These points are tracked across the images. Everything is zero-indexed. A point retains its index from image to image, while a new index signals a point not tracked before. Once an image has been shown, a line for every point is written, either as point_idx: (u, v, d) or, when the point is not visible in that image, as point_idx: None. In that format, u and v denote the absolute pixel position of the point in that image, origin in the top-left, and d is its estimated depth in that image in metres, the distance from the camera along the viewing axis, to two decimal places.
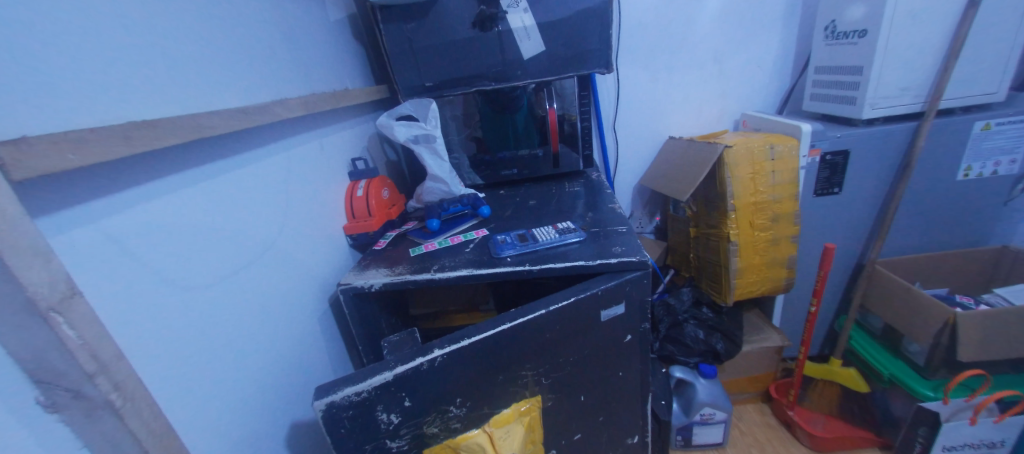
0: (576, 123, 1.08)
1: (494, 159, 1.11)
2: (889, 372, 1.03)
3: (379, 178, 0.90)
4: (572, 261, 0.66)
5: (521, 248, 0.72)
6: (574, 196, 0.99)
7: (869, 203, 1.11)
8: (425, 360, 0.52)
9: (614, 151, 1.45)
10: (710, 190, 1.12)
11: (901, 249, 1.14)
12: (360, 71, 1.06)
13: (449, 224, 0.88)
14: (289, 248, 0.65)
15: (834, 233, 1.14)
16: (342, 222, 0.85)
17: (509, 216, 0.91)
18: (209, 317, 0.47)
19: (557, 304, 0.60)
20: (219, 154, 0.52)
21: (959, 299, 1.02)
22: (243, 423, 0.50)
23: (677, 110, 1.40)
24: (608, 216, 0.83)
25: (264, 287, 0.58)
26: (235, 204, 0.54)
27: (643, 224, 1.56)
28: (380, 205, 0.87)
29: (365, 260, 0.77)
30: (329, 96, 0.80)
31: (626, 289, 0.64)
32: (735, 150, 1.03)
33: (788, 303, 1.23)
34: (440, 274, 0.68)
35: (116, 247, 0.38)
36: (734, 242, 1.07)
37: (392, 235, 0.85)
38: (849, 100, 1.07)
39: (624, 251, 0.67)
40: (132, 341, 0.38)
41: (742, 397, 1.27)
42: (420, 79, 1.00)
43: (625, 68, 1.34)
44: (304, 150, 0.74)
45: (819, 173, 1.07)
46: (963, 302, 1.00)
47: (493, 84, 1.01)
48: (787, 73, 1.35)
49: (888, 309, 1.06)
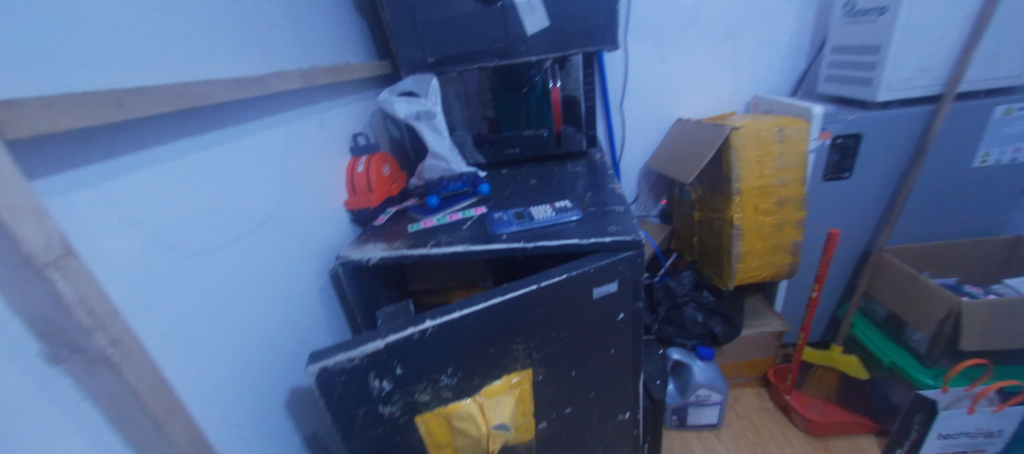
0: (579, 103, 1.06)
1: (498, 138, 1.09)
2: (890, 360, 1.03)
3: (380, 154, 0.91)
4: (566, 239, 0.66)
5: (518, 226, 0.72)
6: (576, 176, 0.99)
7: (879, 189, 1.08)
8: (416, 330, 0.53)
9: (620, 132, 1.43)
10: (716, 172, 1.11)
11: (910, 238, 1.12)
12: (363, 46, 1.05)
13: (449, 202, 0.88)
14: (289, 220, 0.67)
15: (841, 219, 1.12)
16: (343, 197, 0.86)
17: (508, 194, 0.91)
18: (206, 283, 0.49)
19: (548, 280, 0.60)
20: (215, 125, 0.53)
21: (967, 288, 1.00)
22: (241, 384, 0.52)
23: (686, 92, 1.36)
24: (608, 196, 0.83)
25: (262, 257, 0.59)
26: (233, 174, 0.55)
27: (648, 207, 1.55)
28: (381, 181, 0.87)
29: (364, 235, 0.79)
30: (329, 70, 0.80)
31: (619, 268, 0.64)
32: (742, 132, 1.01)
33: (791, 288, 1.21)
34: (436, 249, 0.70)
35: (115, 212, 0.39)
36: (737, 226, 1.06)
37: (391, 211, 0.86)
38: (864, 82, 1.03)
39: (620, 230, 0.67)
40: (132, 301, 0.39)
41: (740, 380, 1.28)
42: (422, 55, 0.99)
43: (634, 47, 1.30)
44: (304, 124, 0.74)
45: (829, 157, 1.05)
46: (971, 291, 0.98)
47: (496, 61, 1.00)
48: (802, 54, 1.30)
49: (893, 297, 1.05)
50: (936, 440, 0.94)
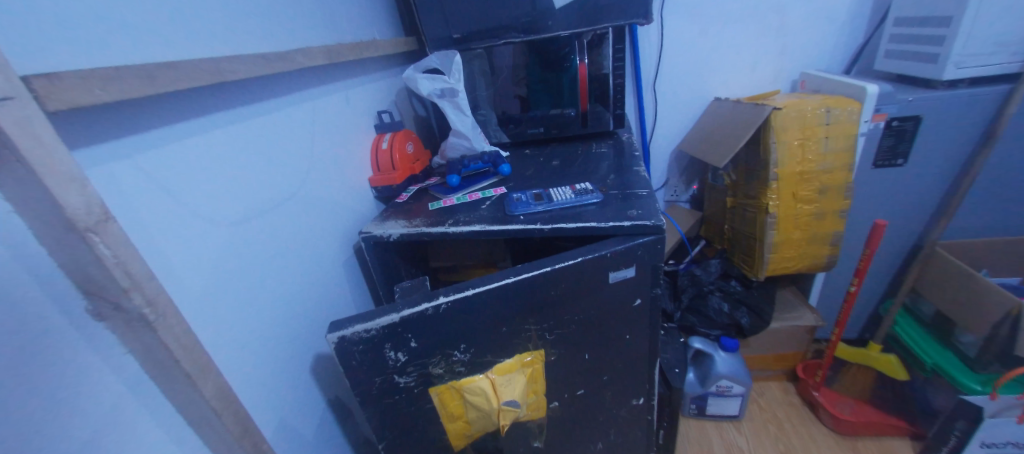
0: (608, 81, 1.02)
1: (523, 117, 1.07)
2: (933, 362, 0.98)
3: (404, 132, 0.92)
4: (585, 222, 0.65)
5: (537, 207, 0.72)
6: (601, 157, 0.96)
7: (937, 178, 0.98)
8: (430, 306, 0.54)
9: (652, 112, 1.37)
10: (752, 156, 1.05)
11: (969, 232, 1.02)
12: (389, 22, 1.05)
13: (469, 181, 0.88)
14: (315, 194, 0.69)
15: (890, 210, 1.04)
16: (368, 174, 0.88)
17: (530, 175, 0.89)
18: (235, 252, 0.52)
19: (564, 262, 0.59)
20: (244, 100, 0.55)
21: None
22: (269, 348, 0.56)
23: (725, 69, 1.28)
24: (632, 178, 0.80)
25: (290, 229, 0.62)
26: (261, 149, 0.57)
27: (678, 192, 1.49)
28: (404, 159, 0.89)
29: (386, 212, 0.81)
30: (355, 47, 0.80)
31: (637, 254, 0.62)
32: (784, 113, 0.95)
33: (828, 281, 1.15)
34: (454, 228, 0.70)
35: (150, 181, 0.42)
36: (772, 214, 1.01)
37: (414, 189, 0.87)
38: (929, 58, 0.93)
39: (640, 215, 0.65)
40: (167, 266, 0.42)
41: (766, 374, 1.24)
42: (447, 31, 0.98)
43: (671, 20, 1.23)
44: (330, 101, 0.76)
45: (881, 141, 0.96)
46: None
47: (522, 36, 0.97)
48: (860, 26, 1.18)
49: (943, 296, 0.98)
50: (977, 449, 0.87)
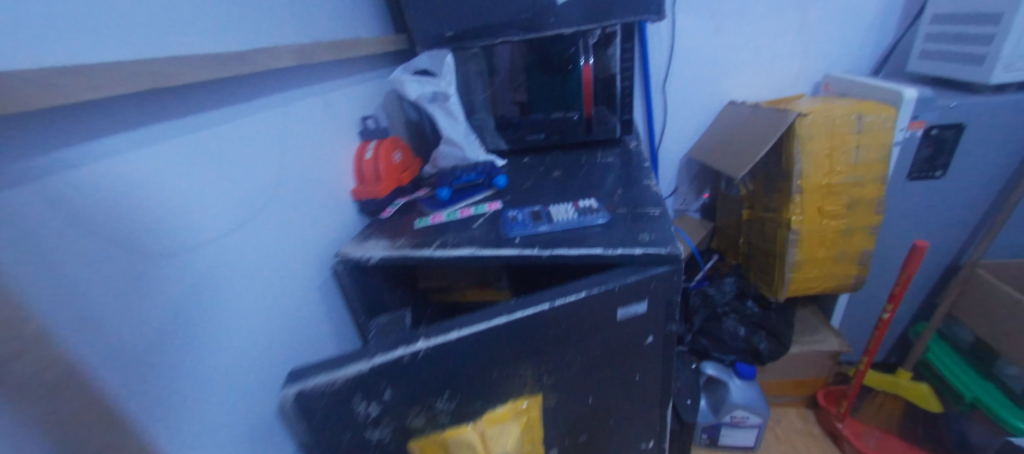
0: (615, 83, 0.93)
1: (522, 122, 0.99)
2: (973, 395, 0.89)
3: (391, 139, 0.84)
4: (589, 248, 0.57)
5: (535, 228, 0.63)
6: (607, 167, 0.87)
7: (981, 192, 0.89)
8: (406, 352, 0.46)
9: (661, 116, 1.28)
10: (773, 166, 0.96)
11: (1013, 250, 0.93)
12: (375, 20, 0.97)
13: (461, 194, 0.80)
14: (283, 212, 0.61)
15: (925, 226, 0.94)
16: (351, 186, 0.80)
17: (528, 187, 0.81)
18: (191, 290, 0.43)
19: (565, 298, 0.51)
20: (194, 106, 0.46)
21: None
22: (231, 400, 0.47)
23: (741, 70, 1.19)
24: (642, 193, 0.71)
25: (254, 255, 0.54)
26: (217, 164, 0.49)
27: (687, 201, 1.40)
28: (391, 169, 0.81)
29: (369, 229, 0.73)
30: (333, 46, 0.72)
31: (650, 287, 0.54)
32: (810, 120, 0.86)
33: (853, 302, 1.06)
34: (441, 251, 0.62)
35: (72, 214, 0.33)
36: (794, 230, 0.92)
37: (401, 202, 0.80)
38: (974, 59, 0.83)
39: (653, 240, 0.56)
40: (100, 319, 0.34)
41: (782, 400, 1.15)
42: (440, 28, 0.89)
43: (682, 17, 1.14)
44: (305, 107, 0.68)
45: (918, 151, 0.87)
46: None
47: (523, 34, 0.88)
48: (889, 24, 1.09)
49: (982, 322, 0.89)
50: None
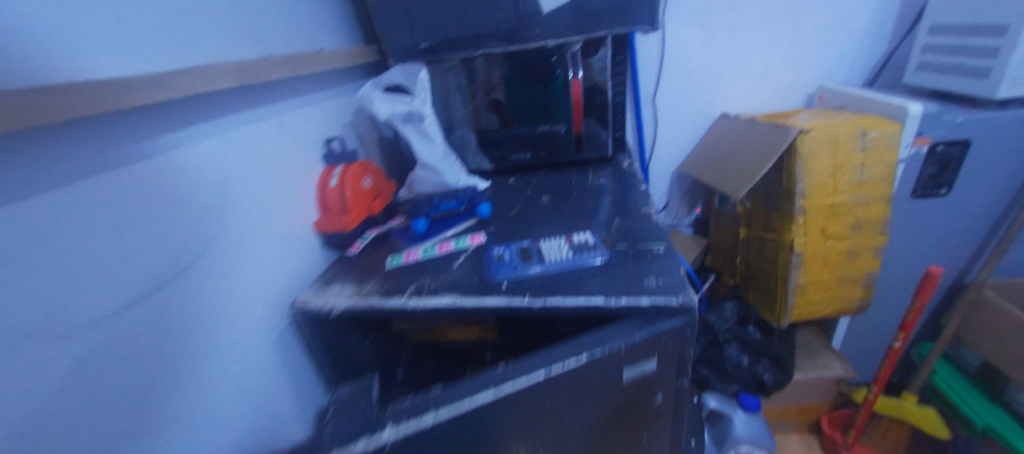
0: (607, 99, 0.87)
1: (507, 139, 0.92)
2: (984, 423, 0.85)
3: (360, 163, 0.75)
4: (588, 297, 0.49)
5: (525, 270, 0.55)
6: (600, 190, 0.80)
7: (985, 209, 0.86)
8: (368, 447, 0.37)
9: (651, 130, 1.22)
10: (773, 185, 0.91)
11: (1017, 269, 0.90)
12: (342, 29, 0.87)
13: (440, 225, 0.71)
14: (225, 260, 0.51)
15: (929, 245, 0.90)
16: (312, 217, 0.70)
17: (514, 215, 0.73)
18: (79, 379, 0.34)
19: (563, 365, 0.43)
20: (93, 144, 0.36)
21: None
22: None
23: (735, 81, 1.14)
24: (642, 223, 0.64)
25: (182, 319, 0.44)
26: (126, 215, 0.39)
27: (679, 216, 1.34)
28: (360, 197, 0.71)
29: (334, 269, 0.63)
30: (286, 61, 0.62)
31: (660, 343, 0.46)
32: (813, 136, 0.81)
33: (856, 323, 1.01)
34: (414, 300, 0.53)
35: None
36: (797, 253, 0.87)
37: (370, 236, 0.70)
38: (978, 72, 0.79)
39: (660, 286, 0.49)
40: None
41: (786, 426, 1.10)
42: (414, 38, 0.80)
43: (673, 27, 1.08)
44: (254, 132, 0.58)
45: (923, 168, 0.83)
46: None
47: (505, 46, 0.79)
48: (884, 35, 1.06)
49: (992, 347, 0.86)
50: None
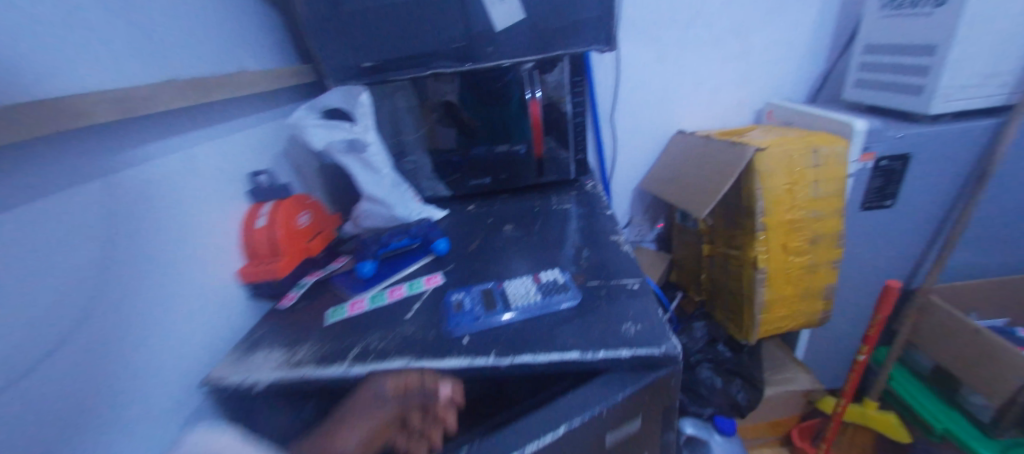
0: (567, 120, 0.83)
1: (464, 162, 0.86)
2: (943, 427, 0.87)
3: (294, 198, 0.65)
4: (561, 352, 0.43)
5: (488, 319, 0.49)
6: (565, 215, 0.75)
7: (926, 219, 0.90)
8: None
9: (611, 148, 1.21)
10: (733, 202, 0.90)
11: (955, 273, 0.95)
12: (270, 49, 0.78)
13: (391, 265, 0.63)
14: (99, 344, 0.39)
15: (879, 255, 0.94)
16: (236, 265, 0.60)
17: (474, 250, 0.67)
18: None
19: (535, 443, 0.36)
20: None
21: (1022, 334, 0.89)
22: None
23: (688, 99, 1.15)
24: (612, 254, 0.60)
25: (23, 438, 0.33)
26: None
27: (643, 232, 1.33)
28: (294, 238, 0.62)
29: (261, 329, 0.53)
30: (180, 86, 0.51)
31: (642, 399, 0.42)
32: (770, 154, 0.81)
33: (817, 334, 1.03)
34: (358, 367, 0.44)
35: None
36: (761, 270, 0.87)
37: (308, 282, 0.61)
38: (912, 89, 0.83)
39: (639, 333, 0.44)
40: None
41: (759, 442, 1.10)
42: (354, 57, 0.71)
43: (627, 46, 1.07)
44: (148, 172, 0.48)
45: (870, 182, 0.86)
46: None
47: (458, 66, 0.72)
48: (822, 54, 1.11)
49: (943, 351, 0.89)
50: None
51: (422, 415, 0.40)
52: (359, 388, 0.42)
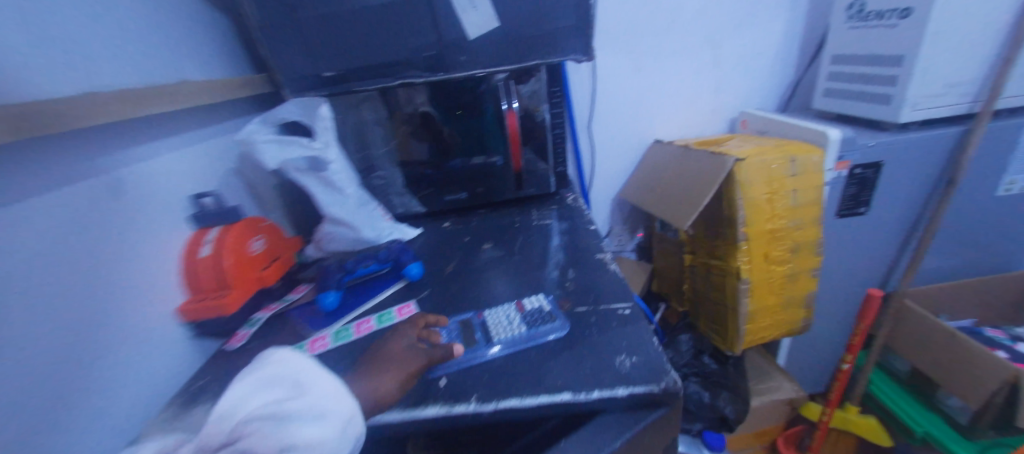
0: (545, 131, 0.79)
1: (438, 177, 0.81)
2: (924, 430, 0.88)
3: (245, 222, 0.58)
4: (550, 394, 0.38)
5: (468, 358, 0.44)
6: (547, 231, 0.71)
7: (898, 225, 0.91)
8: None
9: (590, 158, 1.18)
10: (714, 213, 0.89)
11: (925, 277, 0.97)
12: (218, 57, 0.71)
13: (359, 294, 0.58)
14: None
15: (855, 261, 0.95)
16: (176, 301, 0.53)
17: (451, 273, 0.62)
18: None
19: None
20: None
21: (991, 334, 0.91)
22: None
23: (665, 108, 1.15)
24: (599, 275, 0.56)
25: None
26: None
27: (623, 242, 1.31)
28: (245, 268, 0.55)
29: (206, 377, 0.46)
30: (100, 100, 0.44)
31: (641, 441, 0.38)
32: (749, 164, 0.80)
33: (797, 341, 1.03)
34: None
35: None
36: (744, 281, 0.86)
37: (263, 317, 0.55)
38: (880, 98, 0.85)
39: (635, 367, 0.40)
40: None
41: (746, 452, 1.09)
42: (313, 67, 0.65)
43: (603, 55, 1.06)
44: (62, 201, 0.41)
45: (845, 190, 0.86)
46: (996, 339, 0.89)
47: (428, 76, 0.68)
48: (791, 64, 1.13)
49: (918, 355, 0.90)
50: None
51: (427, 364, 0.42)
52: (375, 347, 0.44)
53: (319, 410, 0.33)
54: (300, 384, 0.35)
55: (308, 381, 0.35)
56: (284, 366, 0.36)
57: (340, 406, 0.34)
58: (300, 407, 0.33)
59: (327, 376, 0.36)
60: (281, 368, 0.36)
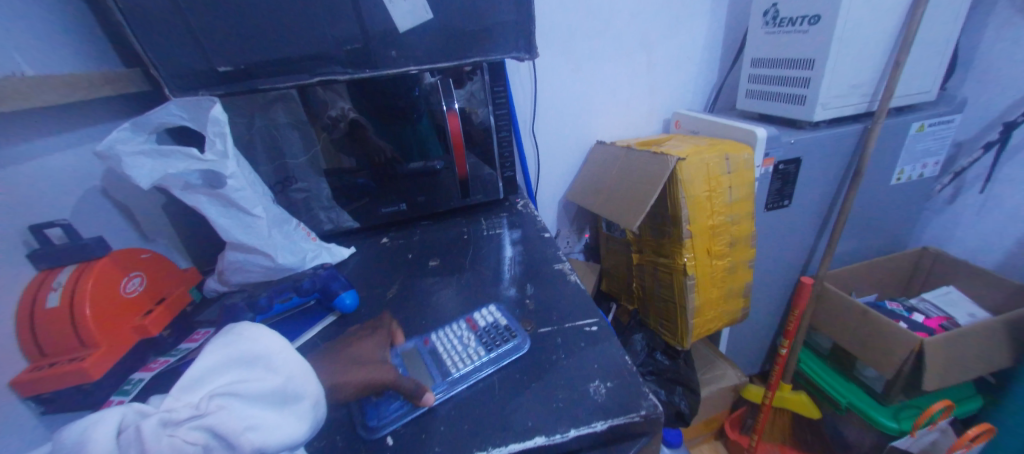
0: (488, 134, 0.74)
1: (371, 188, 0.72)
2: (847, 401, 0.96)
3: (115, 257, 0.47)
4: (522, 442, 0.33)
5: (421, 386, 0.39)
6: (499, 241, 0.66)
7: (815, 214, 1.00)
8: None
9: (534, 161, 1.15)
10: (658, 213, 0.90)
11: (838, 260, 1.07)
12: (72, 48, 0.56)
13: (280, 334, 0.48)
14: None
15: (782, 250, 1.02)
16: (12, 372, 0.39)
17: (393, 296, 0.54)
18: None
19: None
20: None
21: (890, 306, 1.02)
22: None
23: (604, 109, 1.15)
24: (560, 287, 0.52)
25: None
26: None
27: (571, 243, 1.31)
28: (111, 314, 0.44)
29: None
30: None
31: None
32: (688, 164, 0.82)
33: (737, 329, 1.09)
34: None
35: None
36: (690, 278, 0.87)
37: (144, 378, 0.43)
38: (796, 99, 0.91)
39: (610, 394, 0.36)
40: None
41: (697, 440, 1.13)
42: (203, 61, 0.53)
43: (541, 55, 1.02)
44: None
45: (771, 185, 0.92)
46: (897, 311, 1.00)
47: (352, 73, 0.59)
48: (716, 66, 1.19)
49: (839, 332, 0.99)
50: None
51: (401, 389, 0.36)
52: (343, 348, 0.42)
53: (295, 393, 0.32)
54: (273, 364, 0.32)
55: (282, 363, 0.33)
56: (254, 345, 0.33)
57: (309, 387, 0.33)
58: (273, 390, 0.31)
59: (299, 356, 0.34)
60: (252, 343, 0.33)
